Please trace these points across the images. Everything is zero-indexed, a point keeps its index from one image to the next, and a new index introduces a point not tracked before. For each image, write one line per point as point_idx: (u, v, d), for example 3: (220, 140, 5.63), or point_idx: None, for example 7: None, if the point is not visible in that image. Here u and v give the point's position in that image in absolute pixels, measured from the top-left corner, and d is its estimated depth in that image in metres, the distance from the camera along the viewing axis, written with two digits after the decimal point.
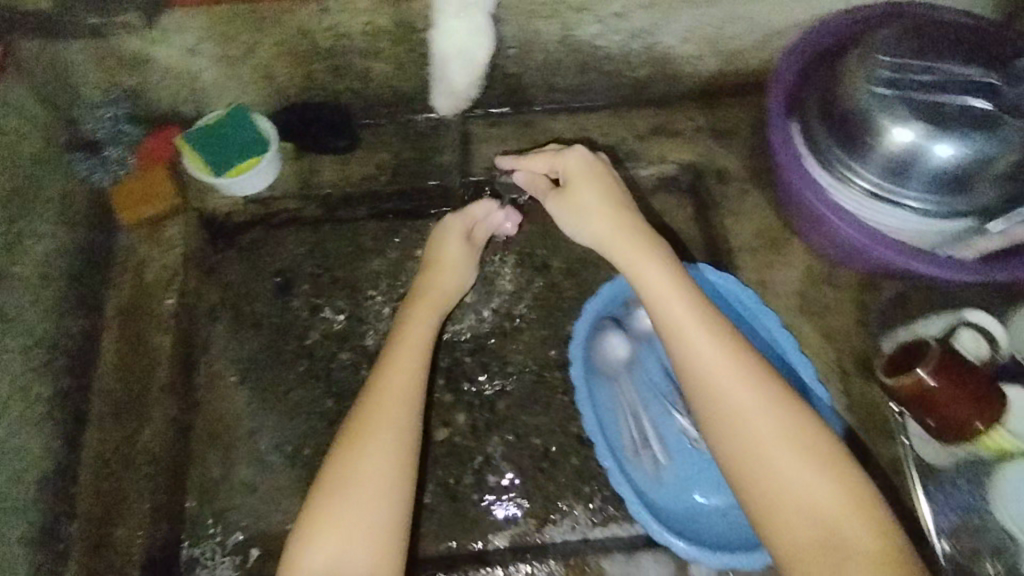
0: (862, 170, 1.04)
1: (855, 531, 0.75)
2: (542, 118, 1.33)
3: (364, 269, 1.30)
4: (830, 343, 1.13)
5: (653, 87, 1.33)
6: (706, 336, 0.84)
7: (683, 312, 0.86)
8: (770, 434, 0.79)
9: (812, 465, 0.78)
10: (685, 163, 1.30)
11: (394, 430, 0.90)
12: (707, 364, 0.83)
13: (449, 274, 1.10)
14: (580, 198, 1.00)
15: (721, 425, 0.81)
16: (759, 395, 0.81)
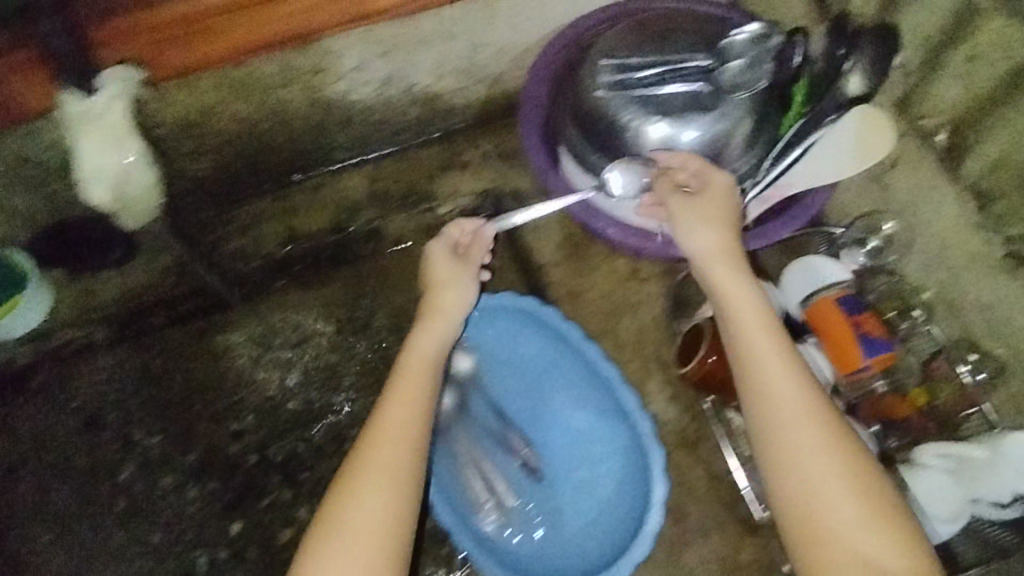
0: (615, 170, 1.05)
1: (884, 550, 0.71)
2: (328, 181, 1.28)
3: (176, 381, 1.22)
4: (645, 339, 1.14)
5: (434, 124, 1.29)
6: (791, 377, 0.78)
7: (769, 349, 0.80)
8: (821, 445, 0.75)
9: (866, 490, 0.73)
10: (479, 192, 1.31)
11: (404, 468, 0.80)
12: (796, 410, 0.77)
13: (455, 287, 0.98)
14: (696, 214, 0.90)
15: (779, 431, 0.76)
16: (817, 429, 0.76)
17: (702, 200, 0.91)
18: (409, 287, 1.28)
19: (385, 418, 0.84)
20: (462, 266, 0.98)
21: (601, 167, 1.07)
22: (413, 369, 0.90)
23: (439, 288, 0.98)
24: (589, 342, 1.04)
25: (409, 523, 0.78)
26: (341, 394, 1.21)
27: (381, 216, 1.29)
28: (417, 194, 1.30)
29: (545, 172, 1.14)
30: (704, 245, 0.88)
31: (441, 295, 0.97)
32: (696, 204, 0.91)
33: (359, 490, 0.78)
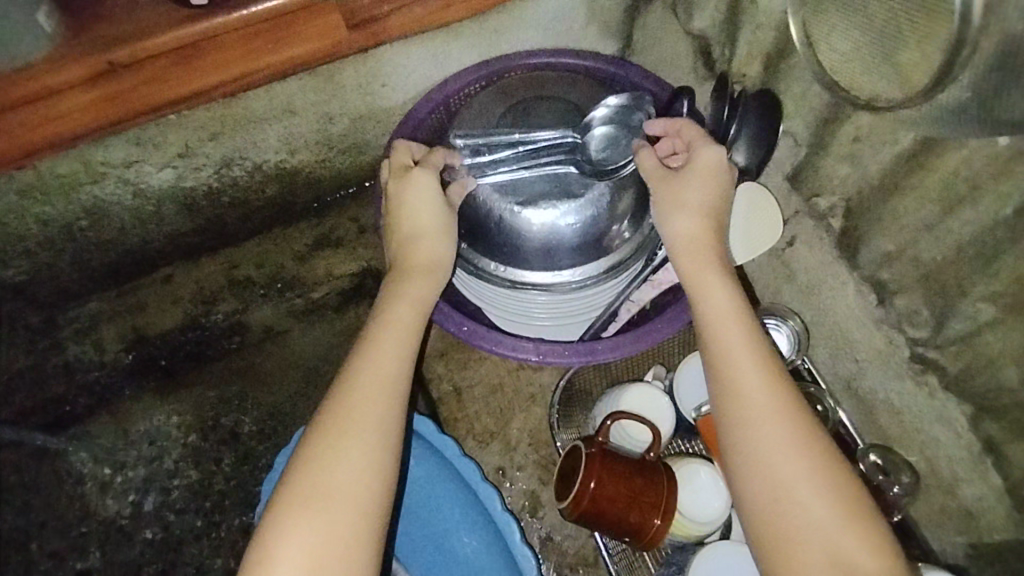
0: (482, 262, 0.94)
1: (870, 556, 0.59)
2: (183, 270, 1.15)
3: (12, 515, 1.06)
4: (539, 439, 1.02)
5: (298, 200, 1.15)
6: (762, 364, 0.68)
7: (741, 337, 0.69)
8: (795, 449, 0.63)
9: (846, 491, 0.62)
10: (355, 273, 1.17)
11: (354, 462, 0.67)
12: (762, 404, 0.65)
13: (425, 239, 0.83)
14: (668, 193, 0.78)
15: (748, 423, 0.65)
16: (791, 421, 0.64)
17: (682, 176, 0.78)
18: (281, 386, 1.14)
19: (364, 383, 0.71)
20: (444, 206, 0.84)
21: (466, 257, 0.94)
22: (387, 331, 0.76)
23: (417, 240, 0.83)
24: (466, 460, 0.91)
25: (349, 528, 0.65)
26: (201, 516, 1.07)
27: (243, 306, 1.16)
28: (285, 280, 1.17)
29: None
30: (675, 231, 0.77)
31: (415, 249, 0.83)
32: (667, 179, 0.78)
33: (286, 493, 0.66)
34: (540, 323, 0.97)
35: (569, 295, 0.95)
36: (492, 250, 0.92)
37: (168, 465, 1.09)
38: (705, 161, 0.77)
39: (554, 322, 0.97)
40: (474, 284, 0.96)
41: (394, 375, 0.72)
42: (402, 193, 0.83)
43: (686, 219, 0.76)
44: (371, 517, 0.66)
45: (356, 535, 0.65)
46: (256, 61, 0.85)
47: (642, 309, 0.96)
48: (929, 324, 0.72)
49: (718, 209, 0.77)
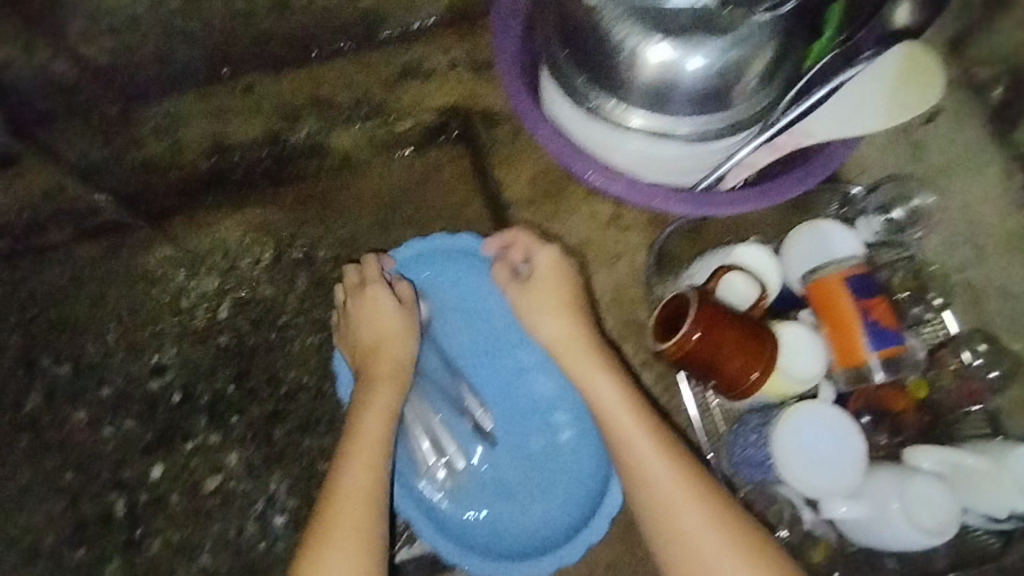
0: (609, 102, 0.88)
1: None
2: (263, 80, 1.09)
3: (87, 304, 1.07)
4: (622, 297, 1.03)
5: (392, 21, 1.09)
6: (652, 441, 0.83)
7: (638, 436, 0.83)
8: (698, 524, 0.77)
9: (744, 532, 0.76)
10: (444, 109, 1.11)
11: (361, 494, 0.82)
12: (689, 514, 0.78)
13: (388, 347, 0.93)
14: (527, 304, 0.95)
15: (659, 504, 0.79)
16: (691, 487, 0.79)
17: (529, 287, 0.95)
18: (358, 217, 1.12)
19: (361, 431, 0.87)
20: (399, 310, 0.95)
21: (580, 93, 0.90)
22: (378, 382, 0.90)
23: (379, 345, 0.93)
24: (562, 303, 0.94)
25: (366, 546, 0.80)
26: (278, 332, 1.08)
27: (326, 128, 1.11)
28: (370, 106, 1.11)
29: (517, 95, 0.95)
30: (547, 337, 0.93)
31: (372, 345, 0.93)
32: (518, 289, 0.95)
33: (318, 536, 0.80)
34: (643, 173, 0.96)
35: (681, 146, 0.91)
36: (627, 88, 0.85)
37: (244, 277, 1.09)
38: (544, 266, 0.94)
39: (657, 174, 0.96)
40: (592, 126, 0.91)
41: (389, 410, 0.89)
42: (358, 309, 0.95)
43: (548, 326, 0.93)
44: (377, 525, 0.82)
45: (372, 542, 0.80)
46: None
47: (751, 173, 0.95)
48: None
49: (571, 309, 0.94)
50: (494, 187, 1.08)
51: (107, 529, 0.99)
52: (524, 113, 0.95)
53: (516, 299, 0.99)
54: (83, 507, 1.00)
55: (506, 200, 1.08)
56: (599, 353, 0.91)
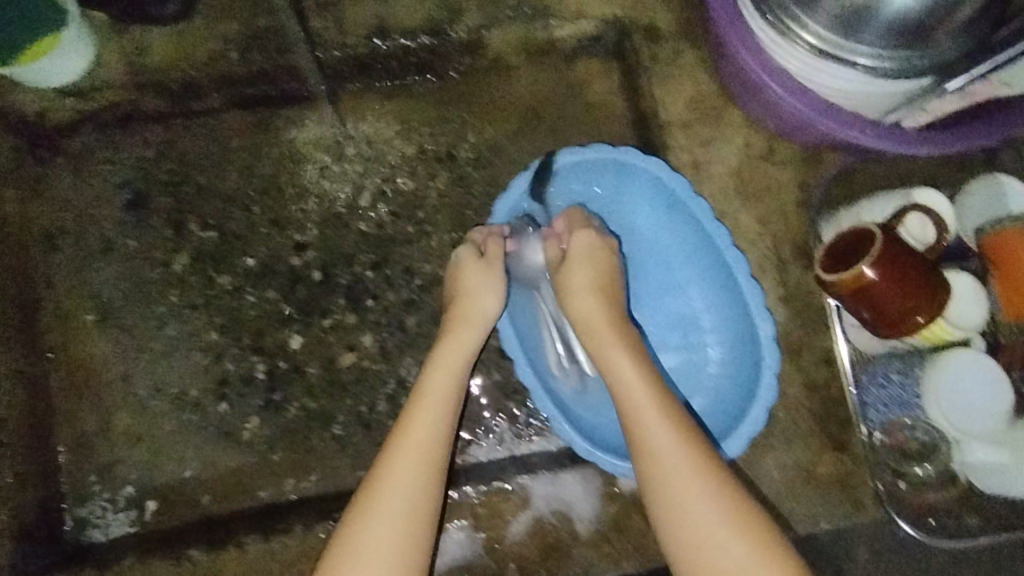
0: (808, 22, 0.87)
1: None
2: None
3: (235, 174, 1.08)
4: (767, 228, 1.02)
5: None
6: (677, 428, 0.79)
7: (654, 409, 0.80)
8: (723, 531, 0.74)
9: (754, 528, 0.74)
10: (605, 18, 1.08)
11: (422, 451, 0.81)
12: (716, 519, 0.74)
13: (466, 306, 0.89)
14: (565, 284, 0.89)
15: (677, 501, 0.76)
16: (698, 461, 0.77)
17: (569, 265, 0.90)
18: (503, 123, 1.12)
19: (427, 393, 0.85)
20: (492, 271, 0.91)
21: (784, 15, 0.89)
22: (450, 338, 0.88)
23: (462, 303, 0.90)
24: (717, 224, 0.94)
25: (416, 506, 0.78)
26: (419, 225, 1.10)
27: (487, 24, 1.07)
28: (533, 8, 1.08)
29: (718, 0, 0.94)
30: (575, 315, 0.89)
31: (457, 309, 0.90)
32: (564, 271, 0.90)
33: (370, 487, 0.79)
34: (836, 103, 0.95)
35: (884, 79, 0.89)
36: (831, 10, 0.86)
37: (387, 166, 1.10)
38: (582, 251, 0.90)
39: (849, 104, 0.95)
40: (785, 46, 0.90)
41: (456, 375, 0.86)
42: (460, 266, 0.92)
43: (575, 307, 0.88)
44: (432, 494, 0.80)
45: (419, 511, 0.78)
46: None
47: (945, 117, 0.95)
48: None
49: (613, 293, 0.89)
50: (649, 105, 1.07)
51: (248, 390, 1.04)
52: (725, 28, 0.95)
53: (665, 215, 1.00)
54: (226, 366, 1.04)
55: (662, 119, 1.06)
56: (630, 339, 0.86)
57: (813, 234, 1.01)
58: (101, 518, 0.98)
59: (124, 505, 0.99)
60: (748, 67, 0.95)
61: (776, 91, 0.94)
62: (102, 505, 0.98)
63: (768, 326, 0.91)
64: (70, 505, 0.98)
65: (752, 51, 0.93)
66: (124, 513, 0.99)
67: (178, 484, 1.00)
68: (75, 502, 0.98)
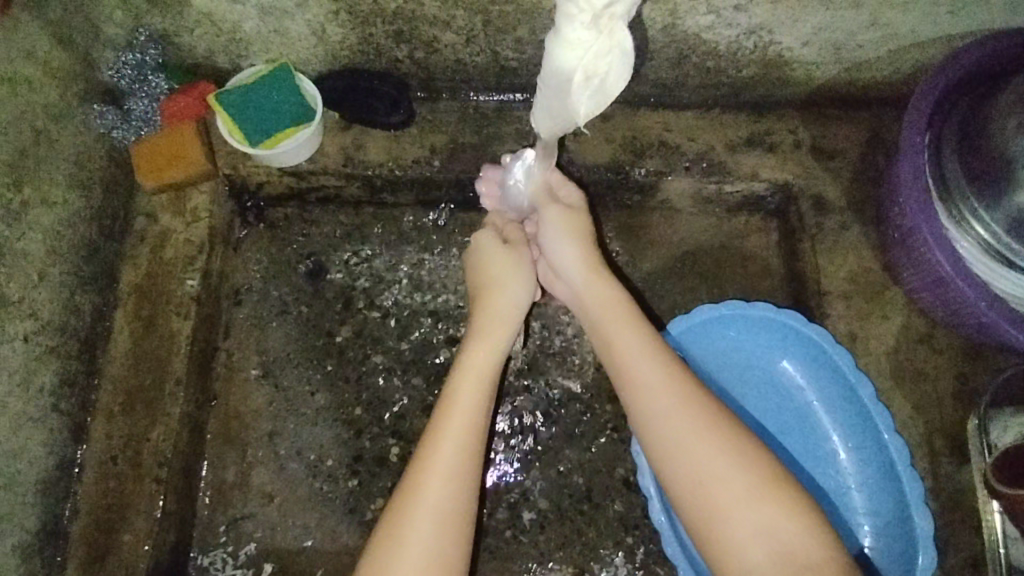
0: (996, 228, 0.95)
1: (789, 519, 0.72)
2: (623, 113, 1.16)
3: (407, 263, 1.16)
4: (921, 414, 1.01)
5: (753, 91, 1.14)
6: (658, 361, 0.85)
7: (632, 346, 0.86)
8: (713, 460, 0.76)
9: (754, 463, 0.75)
10: (777, 183, 1.14)
11: (475, 381, 0.86)
12: (699, 446, 0.77)
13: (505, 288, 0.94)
14: (561, 221, 0.96)
15: (663, 438, 0.79)
16: (683, 399, 0.81)
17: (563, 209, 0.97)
18: (658, 259, 1.18)
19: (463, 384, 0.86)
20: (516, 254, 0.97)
21: (969, 214, 0.96)
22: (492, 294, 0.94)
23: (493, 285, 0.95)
24: (879, 407, 0.96)
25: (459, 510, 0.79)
26: (568, 340, 1.12)
27: (666, 169, 1.13)
28: (710, 163, 1.14)
29: (914, 194, 0.96)
30: (565, 254, 0.95)
31: (489, 304, 0.93)
32: (557, 211, 0.96)
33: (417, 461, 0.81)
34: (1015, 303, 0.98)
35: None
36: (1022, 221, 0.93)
37: None
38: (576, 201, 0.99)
39: None
40: (968, 247, 0.97)
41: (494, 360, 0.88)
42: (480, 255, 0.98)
43: (566, 243, 0.95)
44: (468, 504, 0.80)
45: (457, 520, 0.78)
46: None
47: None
48: None
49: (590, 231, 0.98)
50: (809, 270, 1.10)
51: (379, 471, 1.06)
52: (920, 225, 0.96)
53: (822, 381, 1.04)
54: (363, 443, 1.08)
55: (822, 285, 1.08)
56: (617, 288, 0.93)
57: (969, 430, 0.99)
58: (220, 571, 1.02)
59: (243, 563, 1.02)
60: (936, 261, 0.96)
61: (963, 290, 0.95)
62: (224, 557, 1.02)
63: (925, 524, 0.91)
64: (196, 552, 1.02)
65: (944, 247, 0.95)
66: (241, 570, 1.02)
67: (296, 551, 1.03)
68: (201, 550, 1.02)
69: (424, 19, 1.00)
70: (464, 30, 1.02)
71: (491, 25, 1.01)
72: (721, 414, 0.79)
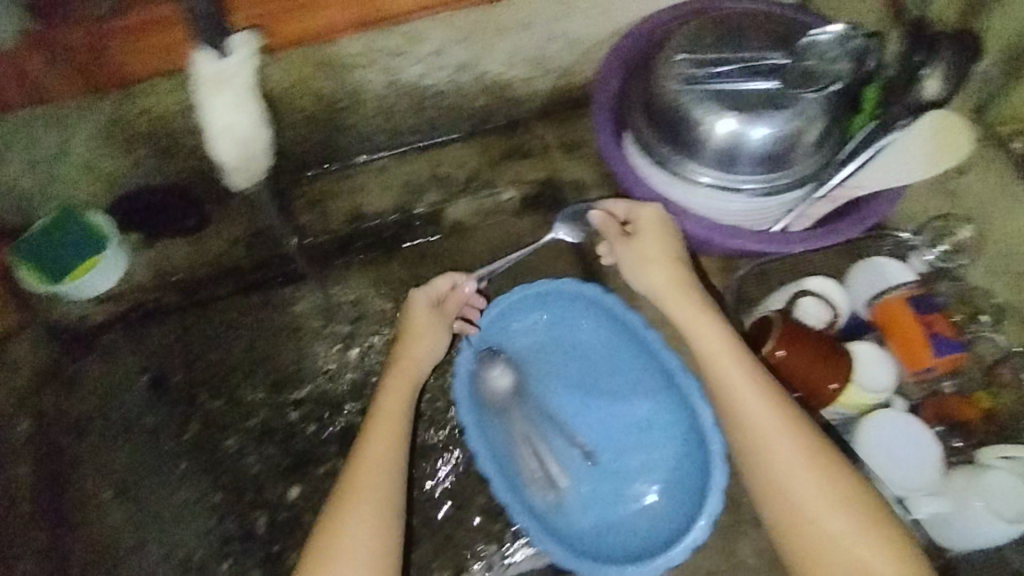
0: (683, 163, 1.07)
1: (856, 542, 0.81)
2: (396, 162, 1.32)
3: (240, 346, 1.25)
4: None
5: (496, 116, 1.34)
6: (763, 397, 0.90)
7: (740, 379, 0.91)
8: (802, 497, 0.84)
9: (831, 489, 0.84)
10: (539, 181, 1.33)
11: (388, 452, 0.95)
12: (814, 478, 0.85)
13: (419, 340, 1.06)
14: (633, 259, 1.03)
15: (771, 474, 0.86)
16: (787, 436, 0.87)
17: (637, 240, 1.03)
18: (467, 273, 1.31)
19: (365, 453, 0.95)
20: (470, 302, 1.12)
21: (661, 157, 1.09)
22: (400, 376, 1.03)
23: (415, 339, 1.06)
24: (647, 330, 1.06)
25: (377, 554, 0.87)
26: None
27: (444, 199, 1.31)
28: (480, 182, 1.32)
29: (611, 158, 1.14)
30: (651, 286, 1.01)
31: (401, 358, 1.05)
32: (631, 248, 1.04)
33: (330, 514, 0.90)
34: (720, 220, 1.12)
35: (752, 198, 1.07)
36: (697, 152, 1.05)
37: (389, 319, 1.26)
38: (650, 221, 1.04)
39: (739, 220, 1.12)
40: (672, 183, 1.10)
41: (400, 416, 0.99)
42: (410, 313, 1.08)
43: (652, 278, 1.01)
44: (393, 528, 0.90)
45: (384, 534, 0.89)
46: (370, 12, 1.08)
47: (829, 216, 1.09)
48: None
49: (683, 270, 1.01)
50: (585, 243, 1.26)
51: (252, 543, 1.11)
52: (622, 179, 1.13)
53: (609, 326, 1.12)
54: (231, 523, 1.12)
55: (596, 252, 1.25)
56: (709, 315, 0.97)
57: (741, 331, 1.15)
58: None
59: None
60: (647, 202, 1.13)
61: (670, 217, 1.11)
62: None
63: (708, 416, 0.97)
64: None
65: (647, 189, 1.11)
66: None
67: None
68: None
69: (183, 132, 1.14)
70: None
71: None
72: (817, 441, 0.87)
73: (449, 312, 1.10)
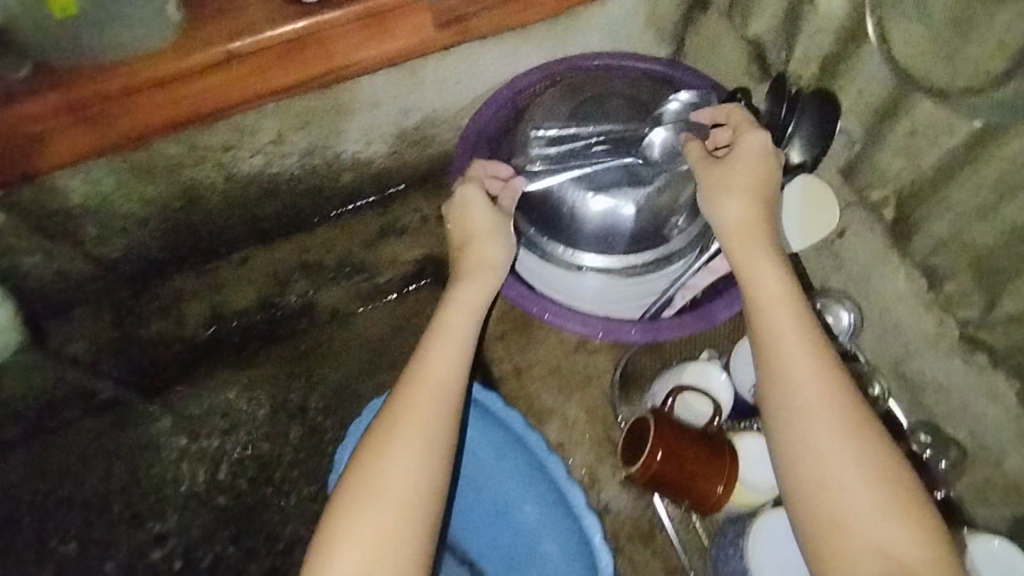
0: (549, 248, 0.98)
1: (901, 534, 0.68)
2: (259, 253, 1.19)
3: (94, 478, 1.12)
4: (595, 416, 1.08)
5: (365, 192, 1.22)
6: (814, 353, 0.77)
7: (791, 336, 0.78)
8: (844, 465, 0.71)
9: (876, 463, 0.71)
10: (418, 258, 1.24)
11: (419, 413, 0.79)
12: (864, 438, 0.72)
13: (478, 244, 0.92)
14: (719, 181, 0.87)
15: (809, 437, 0.73)
16: (839, 394, 0.74)
17: (723, 165, 0.87)
18: (348, 367, 1.20)
19: (418, 395, 0.80)
20: (494, 215, 0.93)
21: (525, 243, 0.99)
22: (452, 309, 0.88)
23: (470, 244, 0.92)
24: (533, 434, 0.96)
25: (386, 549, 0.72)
26: (275, 483, 1.13)
27: (313, 289, 1.21)
28: (354, 265, 1.22)
29: None
30: (729, 218, 0.85)
31: (465, 284, 0.89)
32: (718, 168, 0.87)
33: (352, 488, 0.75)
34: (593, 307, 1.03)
35: (627, 279, 0.99)
36: (562, 235, 0.97)
37: (262, 428, 1.15)
38: (750, 149, 0.87)
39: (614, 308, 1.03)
40: (541, 269, 1.00)
41: (451, 381, 0.82)
42: (461, 215, 0.93)
43: (735, 209, 0.85)
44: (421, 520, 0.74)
45: (394, 533, 0.72)
46: (158, 123, 0.89)
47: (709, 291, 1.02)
48: (980, 306, 0.82)
49: (765, 198, 0.86)
50: None
51: None
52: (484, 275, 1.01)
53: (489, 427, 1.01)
54: None
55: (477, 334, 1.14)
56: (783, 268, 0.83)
57: None
58: None
59: None
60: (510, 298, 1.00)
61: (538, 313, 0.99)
62: None
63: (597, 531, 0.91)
64: None
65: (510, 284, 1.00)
66: None
67: None
68: None
69: None
70: (34, 252, 1.00)
71: (57, 237, 1.00)
72: (862, 411, 0.74)
73: (503, 218, 0.93)
